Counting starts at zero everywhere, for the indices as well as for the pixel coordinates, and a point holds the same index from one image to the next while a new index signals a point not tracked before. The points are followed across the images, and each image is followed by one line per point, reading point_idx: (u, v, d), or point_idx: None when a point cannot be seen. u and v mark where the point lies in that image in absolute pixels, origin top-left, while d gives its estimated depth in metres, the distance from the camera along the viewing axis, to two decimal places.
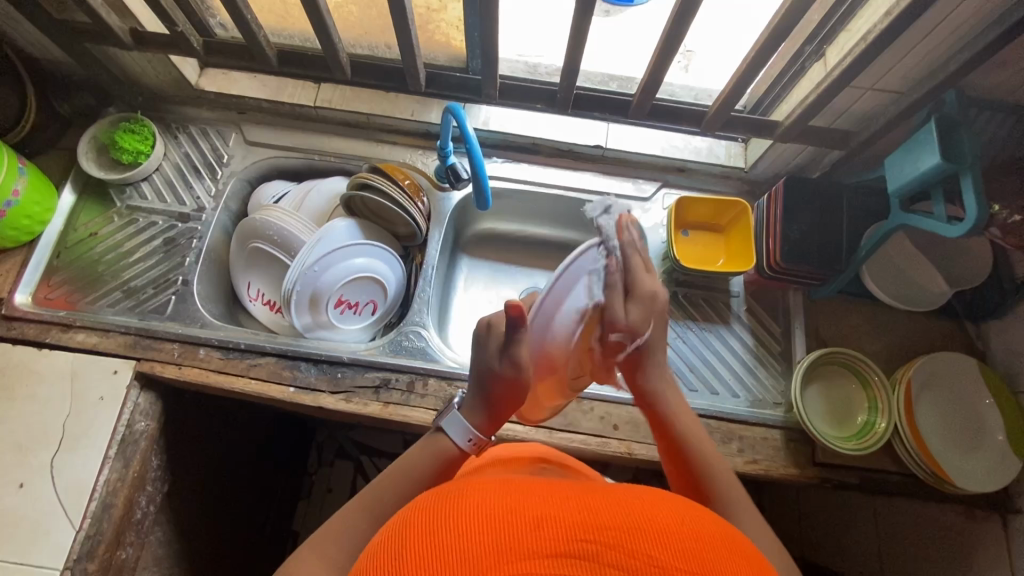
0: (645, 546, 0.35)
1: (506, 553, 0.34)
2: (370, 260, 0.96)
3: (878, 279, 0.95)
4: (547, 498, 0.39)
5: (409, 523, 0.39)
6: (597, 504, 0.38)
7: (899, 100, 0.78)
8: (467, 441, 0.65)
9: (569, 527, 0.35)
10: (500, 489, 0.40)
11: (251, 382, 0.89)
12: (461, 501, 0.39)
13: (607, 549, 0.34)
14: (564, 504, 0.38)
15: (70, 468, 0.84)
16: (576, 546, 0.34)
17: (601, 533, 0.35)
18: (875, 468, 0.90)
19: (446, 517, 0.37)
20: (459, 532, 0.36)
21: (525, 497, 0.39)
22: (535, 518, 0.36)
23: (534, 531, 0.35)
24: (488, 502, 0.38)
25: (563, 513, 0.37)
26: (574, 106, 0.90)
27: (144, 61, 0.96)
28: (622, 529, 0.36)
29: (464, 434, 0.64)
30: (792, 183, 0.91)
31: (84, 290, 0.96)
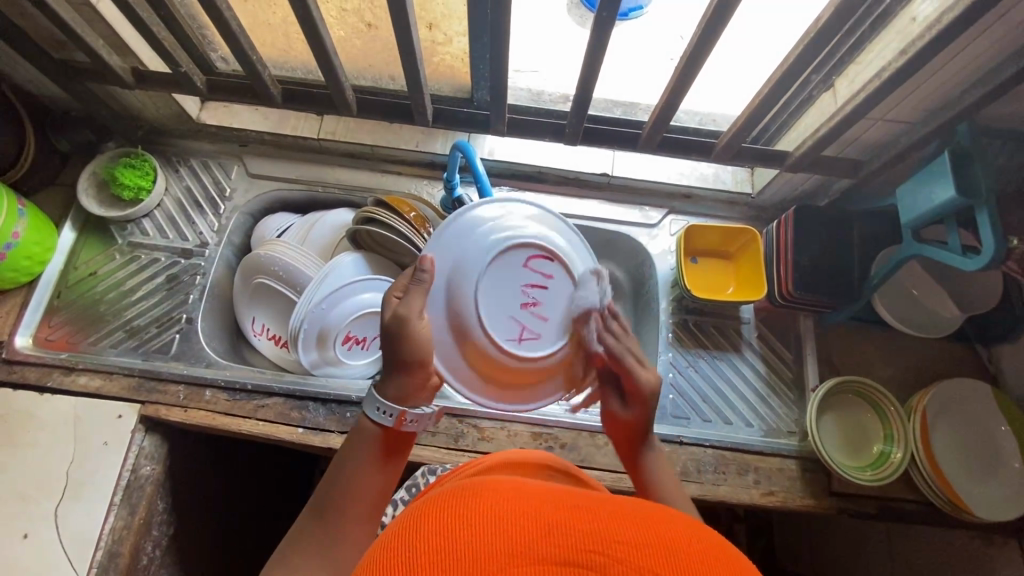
0: (658, 562, 0.31)
1: (507, 556, 0.30)
2: (377, 295, 0.95)
3: (892, 306, 0.94)
4: (557, 505, 0.35)
5: (406, 516, 0.36)
6: (609, 514, 0.34)
7: (909, 131, 0.78)
8: (387, 414, 0.59)
9: (579, 536, 0.32)
10: (507, 489, 0.36)
11: (258, 423, 0.88)
12: (467, 498, 0.35)
13: (616, 563, 0.30)
14: (574, 512, 0.34)
15: (75, 517, 0.82)
16: (583, 556, 0.31)
17: (612, 545, 0.31)
18: (891, 497, 0.89)
19: (446, 511, 0.34)
20: (456, 527, 0.32)
21: (535, 503, 0.35)
22: (543, 525, 0.32)
23: (541, 538, 0.32)
24: (491, 501, 0.34)
25: (575, 521, 0.33)
26: (583, 138, 0.89)
27: (145, 96, 0.95)
28: (635, 541, 0.32)
29: (380, 405, 0.59)
30: (804, 212, 0.91)
31: (86, 330, 0.94)
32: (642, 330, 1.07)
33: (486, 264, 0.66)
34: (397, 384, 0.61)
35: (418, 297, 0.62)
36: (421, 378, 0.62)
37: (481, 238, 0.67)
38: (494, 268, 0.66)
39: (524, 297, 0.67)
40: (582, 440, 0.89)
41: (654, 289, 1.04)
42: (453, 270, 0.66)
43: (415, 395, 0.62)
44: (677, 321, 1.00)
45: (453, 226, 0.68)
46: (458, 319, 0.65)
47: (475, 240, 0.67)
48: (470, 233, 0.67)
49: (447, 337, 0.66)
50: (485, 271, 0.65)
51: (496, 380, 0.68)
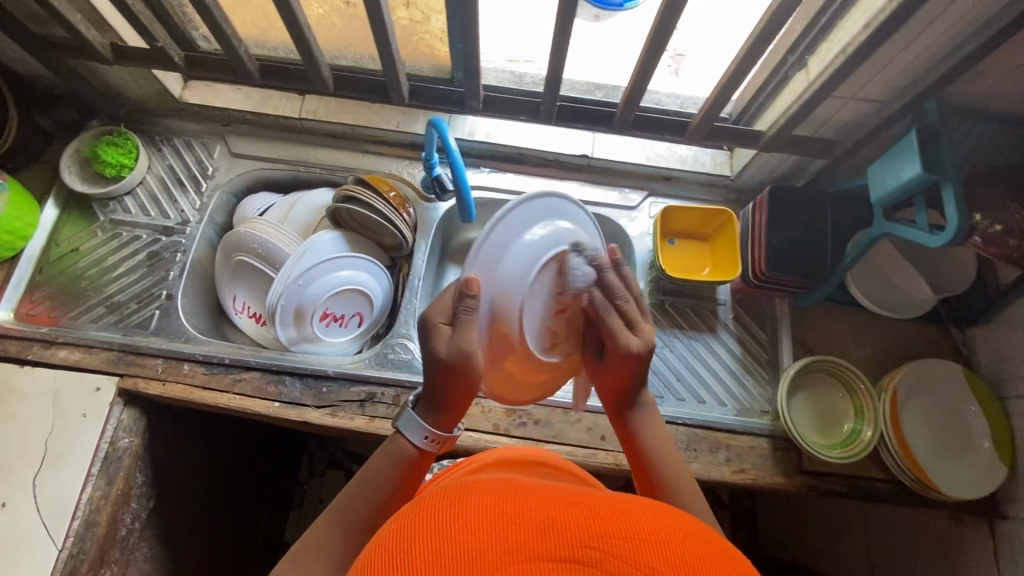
0: (651, 558, 0.32)
1: (507, 553, 0.32)
2: (355, 273, 0.95)
3: (864, 287, 0.95)
4: (551, 501, 0.36)
5: (400, 516, 0.37)
6: (603, 510, 0.36)
7: (880, 110, 0.78)
8: (431, 442, 0.59)
9: (574, 532, 0.33)
10: (503, 487, 0.38)
11: (235, 397, 0.88)
12: (462, 497, 0.36)
13: (610, 557, 0.32)
14: (569, 508, 0.36)
15: (53, 487, 0.83)
16: (578, 551, 0.32)
17: (607, 541, 0.33)
18: (861, 476, 0.90)
19: (445, 509, 0.35)
20: (455, 524, 0.34)
21: (530, 500, 0.36)
22: (542, 522, 0.34)
23: (539, 535, 0.33)
24: (490, 499, 0.36)
25: (571, 516, 0.35)
26: (558, 117, 0.89)
27: (126, 74, 0.96)
28: (630, 539, 0.34)
29: (425, 433, 0.58)
30: (777, 192, 0.91)
31: (67, 305, 0.95)
32: None
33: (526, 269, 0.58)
34: (441, 412, 0.60)
35: (472, 327, 0.55)
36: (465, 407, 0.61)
37: (520, 248, 0.58)
38: (543, 275, 0.59)
39: (563, 302, 0.61)
40: (555, 417, 0.90)
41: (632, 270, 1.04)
42: (496, 293, 0.57)
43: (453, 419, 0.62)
44: (654, 302, 1.01)
45: (496, 233, 0.57)
46: (499, 334, 0.58)
47: (517, 251, 0.58)
48: (516, 234, 0.58)
49: (490, 349, 0.60)
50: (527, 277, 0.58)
51: (525, 383, 0.65)
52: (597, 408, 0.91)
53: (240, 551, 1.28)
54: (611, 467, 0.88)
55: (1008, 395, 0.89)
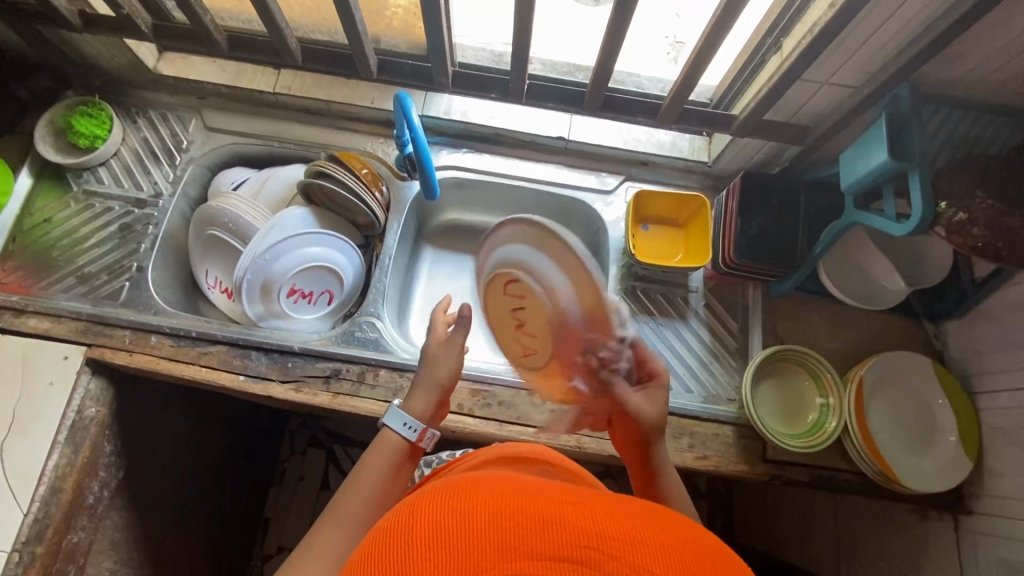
0: (650, 562, 0.33)
1: (507, 552, 0.33)
2: (324, 250, 0.95)
3: (834, 276, 0.94)
4: (552, 501, 0.37)
5: (396, 516, 0.38)
6: (604, 513, 0.36)
7: (853, 95, 0.77)
8: (413, 428, 0.65)
9: (574, 532, 0.34)
10: (504, 486, 0.39)
11: (201, 369, 0.89)
12: (461, 498, 0.37)
13: (610, 558, 0.33)
14: (569, 508, 0.36)
15: (19, 452, 0.84)
16: (579, 551, 0.33)
17: (607, 542, 0.34)
18: (825, 466, 0.89)
19: (446, 507, 0.36)
20: (455, 523, 0.35)
21: (530, 499, 0.37)
22: (542, 521, 0.34)
23: (540, 535, 0.34)
24: (493, 500, 0.36)
25: (573, 517, 0.35)
26: (529, 96, 0.88)
27: (99, 44, 0.95)
28: (632, 542, 0.34)
29: (406, 420, 0.65)
30: (750, 178, 0.90)
31: (38, 274, 0.95)
32: None
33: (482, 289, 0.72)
34: (420, 404, 0.68)
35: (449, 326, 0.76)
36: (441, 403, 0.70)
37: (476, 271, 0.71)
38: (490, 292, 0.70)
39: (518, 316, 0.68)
40: (520, 399, 0.90)
41: (606, 255, 1.04)
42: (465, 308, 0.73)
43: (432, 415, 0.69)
44: (626, 288, 1.00)
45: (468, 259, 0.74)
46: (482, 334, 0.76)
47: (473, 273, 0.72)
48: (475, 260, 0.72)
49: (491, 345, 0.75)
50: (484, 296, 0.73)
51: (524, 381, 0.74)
52: None
53: (217, 525, 1.29)
54: (574, 450, 0.88)
55: (977, 390, 0.88)
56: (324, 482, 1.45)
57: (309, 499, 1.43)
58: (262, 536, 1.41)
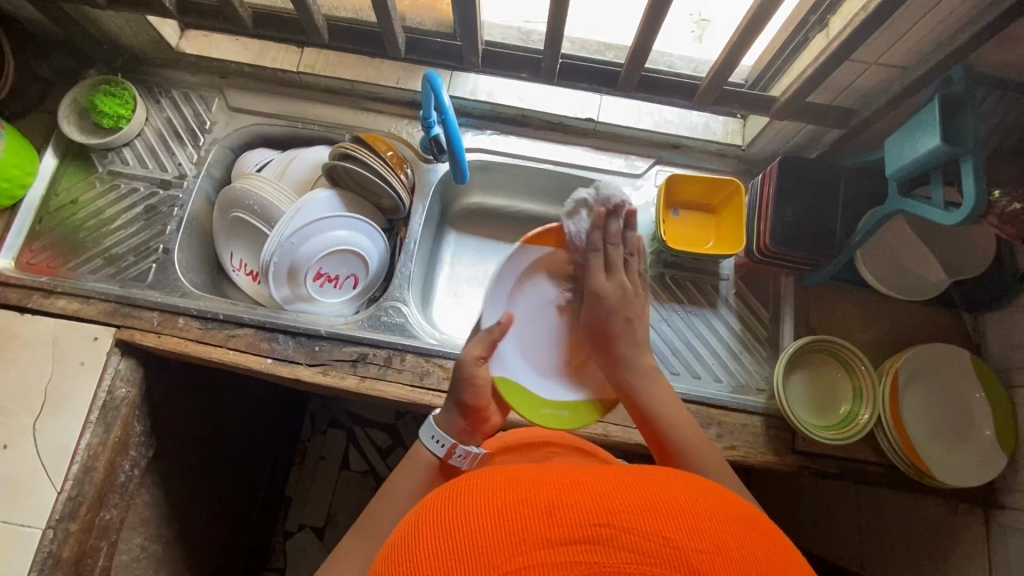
0: (660, 527, 0.34)
1: (518, 544, 0.33)
2: (350, 233, 0.94)
3: (872, 265, 0.91)
4: (555, 484, 0.37)
5: (408, 529, 0.38)
6: (608, 487, 0.37)
7: (902, 76, 0.73)
8: (440, 443, 0.64)
9: (581, 512, 0.34)
10: (504, 478, 0.39)
11: (229, 352, 0.89)
12: (467, 499, 0.37)
13: (621, 532, 0.33)
14: (573, 489, 0.37)
15: (52, 431, 0.85)
16: (588, 531, 0.34)
17: (614, 516, 0.34)
18: (854, 458, 0.88)
19: (449, 511, 0.37)
20: (459, 526, 0.35)
21: (533, 485, 0.37)
22: (546, 506, 0.35)
23: (547, 521, 0.34)
24: (497, 494, 0.37)
25: (578, 496, 0.36)
26: (561, 76, 0.85)
27: (122, 21, 0.93)
28: (639, 511, 0.35)
29: (434, 434, 0.65)
30: (788, 162, 0.87)
31: (66, 255, 0.95)
32: None
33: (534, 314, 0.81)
34: (450, 420, 0.67)
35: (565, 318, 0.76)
36: (474, 420, 0.68)
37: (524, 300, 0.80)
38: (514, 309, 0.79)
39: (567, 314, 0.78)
40: None
41: None
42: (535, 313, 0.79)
43: (467, 433, 0.67)
44: (654, 274, 0.99)
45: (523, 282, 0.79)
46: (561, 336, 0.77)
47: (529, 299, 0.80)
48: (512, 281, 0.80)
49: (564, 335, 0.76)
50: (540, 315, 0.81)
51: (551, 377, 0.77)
52: None
53: (242, 504, 1.31)
54: (601, 438, 0.87)
55: (1014, 384, 0.86)
56: (344, 462, 1.46)
57: (330, 479, 1.45)
58: (284, 514, 1.43)
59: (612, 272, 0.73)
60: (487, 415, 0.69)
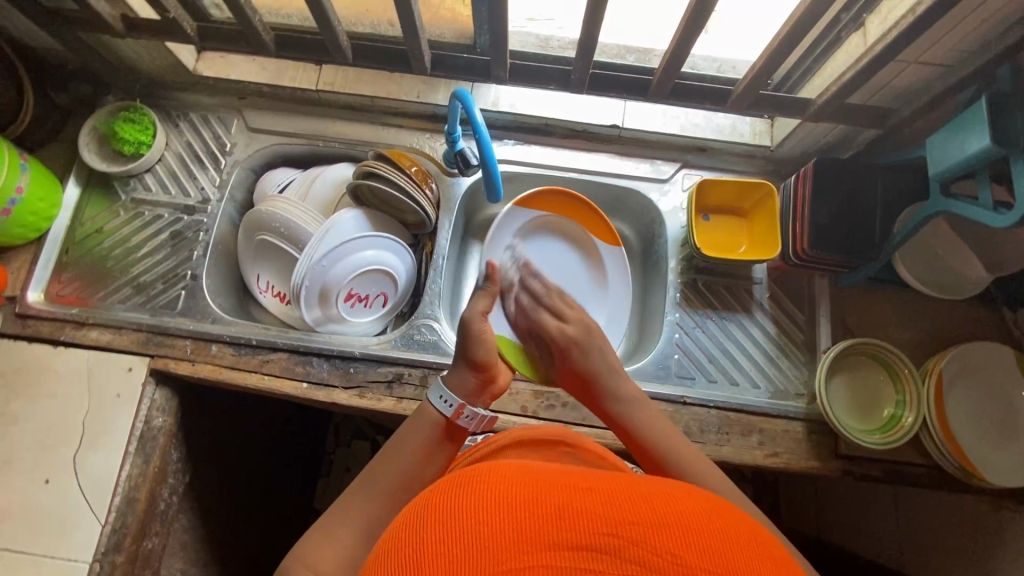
0: (667, 542, 0.33)
1: (525, 543, 0.32)
2: (378, 253, 0.93)
3: (910, 265, 0.89)
4: (567, 487, 0.37)
5: (414, 514, 0.37)
6: (619, 496, 0.36)
7: (945, 74, 0.71)
8: (450, 403, 0.63)
9: (591, 519, 0.34)
10: (518, 474, 0.38)
11: (265, 378, 0.89)
12: (477, 490, 0.36)
13: (629, 544, 0.33)
14: (583, 495, 0.36)
15: (92, 464, 0.85)
16: (597, 539, 0.33)
17: (623, 527, 0.34)
18: (898, 460, 0.87)
19: (461, 499, 0.36)
20: (468, 517, 0.35)
21: (545, 487, 0.37)
22: (557, 510, 0.34)
23: (555, 523, 0.34)
24: (506, 489, 0.36)
25: (589, 503, 0.35)
26: (590, 87, 0.84)
27: (139, 46, 0.92)
28: (648, 525, 0.34)
29: (445, 393, 0.64)
30: (824, 164, 0.85)
31: (95, 286, 0.95)
32: (650, 290, 1.05)
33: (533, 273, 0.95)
34: (461, 381, 0.67)
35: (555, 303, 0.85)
36: (483, 379, 0.69)
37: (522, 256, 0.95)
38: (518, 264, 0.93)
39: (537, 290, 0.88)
40: None
41: (664, 248, 1.00)
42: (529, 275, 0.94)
43: (471, 393, 0.68)
44: (686, 281, 0.98)
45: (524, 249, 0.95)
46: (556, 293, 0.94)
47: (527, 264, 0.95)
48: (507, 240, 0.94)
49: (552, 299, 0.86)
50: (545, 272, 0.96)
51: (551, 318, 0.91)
52: None
53: (275, 522, 1.32)
54: None
55: None
56: None
57: None
58: None
59: (563, 309, 0.82)
60: (494, 374, 0.71)
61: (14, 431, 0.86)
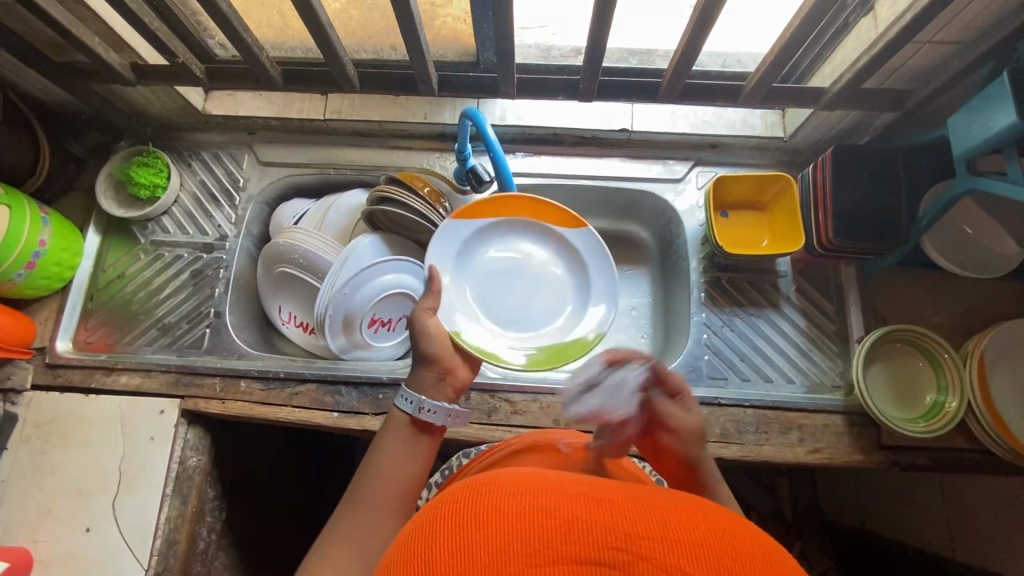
0: (679, 559, 0.30)
1: (529, 557, 0.30)
2: (398, 277, 0.93)
3: (939, 246, 0.87)
4: (578, 497, 0.34)
5: (420, 522, 0.35)
6: (634, 508, 0.33)
7: (963, 52, 0.70)
8: (412, 403, 0.63)
9: (602, 531, 0.31)
10: (530, 483, 0.36)
11: (295, 410, 0.89)
12: (485, 499, 0.34)
13: (639, 560, 0.30)
14: (594, 505, 0.33)
15: (130, 509, 0.85)
16: (606, 553, 0.30)
17: (634, 541, 0.31)
18: (945, 447, 0.85)
19: (467, 506, 0.34)
20: (472, 524, 0.32)
21: (556, 495, 0.34)
22: (565, 521, 0.32)
23: (562, 535, 0.31)
24: (513, 498, 0.34)
25: (602, 514, 0.32)
26: (599, 94, 0.84)
27: (149, 92, 0.93)
28: (662, 540, 0.31)
29: (406, 395, 0.63)
30: (843, 151, 0.84)
31: (121, 330, 0.96)
32: (672, 290, 1.03)
33: (501, 271, 0.87)
34: (419, 382, 0.66)
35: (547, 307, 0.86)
36: (440, 373, 0.67)
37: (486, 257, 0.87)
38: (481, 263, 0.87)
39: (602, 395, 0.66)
40: None
41: (683, 247, 0.99)
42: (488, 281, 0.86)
43: (435, 389, 0.66)
44: (710, 279, 0.96)
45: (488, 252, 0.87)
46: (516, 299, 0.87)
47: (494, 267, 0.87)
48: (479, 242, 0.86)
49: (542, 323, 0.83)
50: (501, 278, 0.87)
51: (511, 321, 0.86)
52: None
53: None
54: None
55: None
56: None
57: None
58: None
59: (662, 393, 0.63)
60: (451, 366, 0.69)
61: (52, 482, 0.86)
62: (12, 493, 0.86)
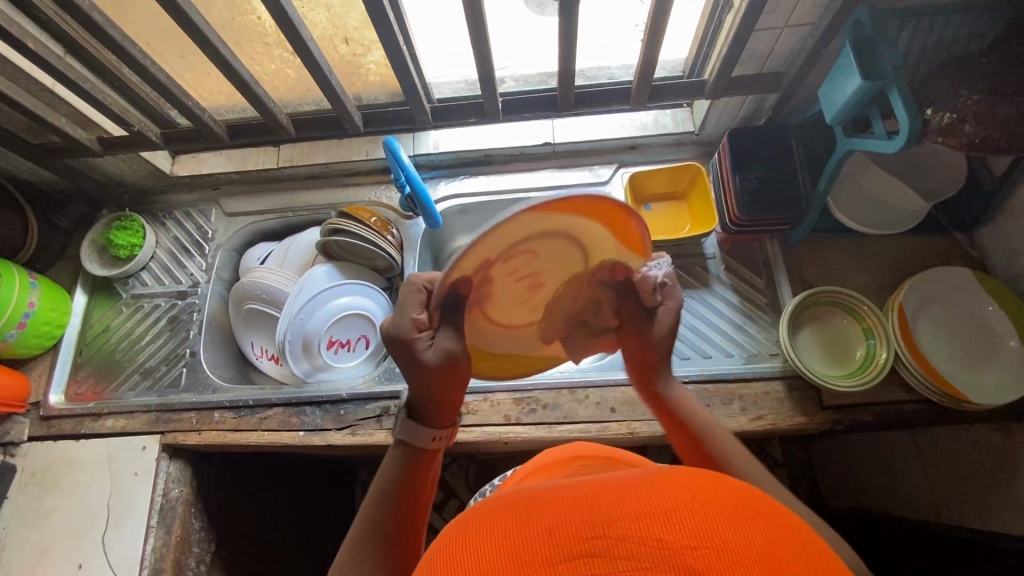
0: (655, 528, 0.30)
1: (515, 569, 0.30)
2: (352, 299, 1.01)
3: (845, 209, 0.93)
4: (555, 496, 0.34)
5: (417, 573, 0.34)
6: (608, 492, 0.33)
7: (813, 31, 0.78)
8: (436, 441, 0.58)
9: (579, 523, 0.31)
10: (508, 499, 0.36)
11: (264, 434, 0.95)
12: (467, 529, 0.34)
13: (619, 541, 0.30)
14: (572, 498, 0.33)
15: (118, 542, 0.91)
16: (588, 543, 0.30)
17: (610, 525, 0.30)
18: (887, 402, 0.86)
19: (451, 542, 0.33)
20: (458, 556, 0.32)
21: (537, 502, 0.34)
22: (546, 524, 0.32)
23: (544, 538, 0.31)
24: (495, 519, 0.33)
25: (574, 508, 0.32)
26: (506, 113, 0.93)
27: (120, 162, 1.05)
28: (630, 514, 0.31)
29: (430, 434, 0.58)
30: (736, 135, 0.91)
31: (107, 379, 1.05)
32: None
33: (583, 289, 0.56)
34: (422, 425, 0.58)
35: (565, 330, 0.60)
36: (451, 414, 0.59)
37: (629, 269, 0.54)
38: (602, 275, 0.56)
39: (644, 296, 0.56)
40: (563, 398, 0.92)
41: None
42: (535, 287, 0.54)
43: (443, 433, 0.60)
44: None
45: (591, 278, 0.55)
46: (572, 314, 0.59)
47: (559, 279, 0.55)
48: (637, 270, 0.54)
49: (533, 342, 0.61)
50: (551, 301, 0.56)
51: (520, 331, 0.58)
52: (603, 382, 0.92)
53: None
54: (626, 437, 0.89)
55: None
56: None
57: None
58: None
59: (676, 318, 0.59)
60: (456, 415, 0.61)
61: (48, 524, 0.93)
62: (12, 538, 0.92)
